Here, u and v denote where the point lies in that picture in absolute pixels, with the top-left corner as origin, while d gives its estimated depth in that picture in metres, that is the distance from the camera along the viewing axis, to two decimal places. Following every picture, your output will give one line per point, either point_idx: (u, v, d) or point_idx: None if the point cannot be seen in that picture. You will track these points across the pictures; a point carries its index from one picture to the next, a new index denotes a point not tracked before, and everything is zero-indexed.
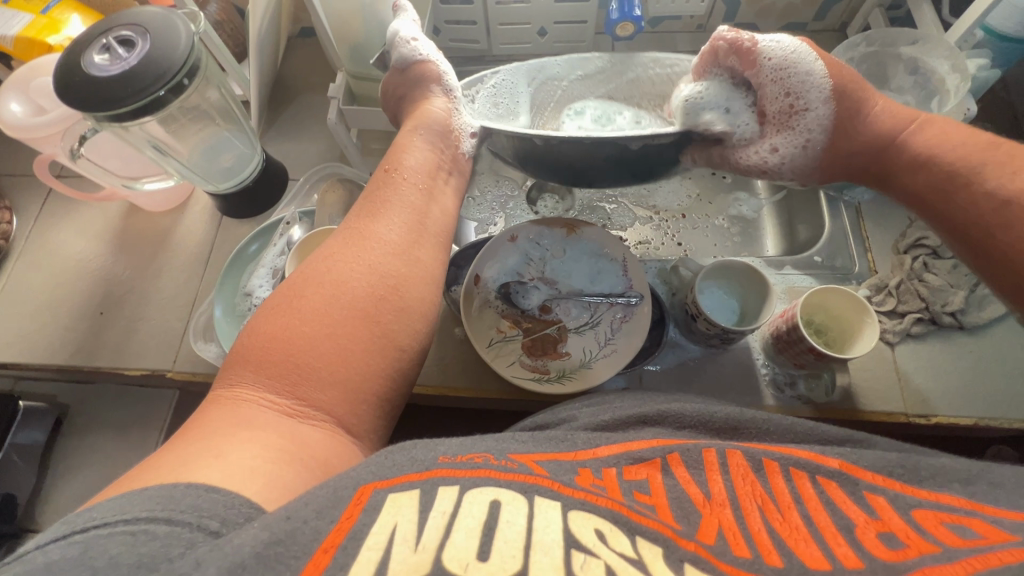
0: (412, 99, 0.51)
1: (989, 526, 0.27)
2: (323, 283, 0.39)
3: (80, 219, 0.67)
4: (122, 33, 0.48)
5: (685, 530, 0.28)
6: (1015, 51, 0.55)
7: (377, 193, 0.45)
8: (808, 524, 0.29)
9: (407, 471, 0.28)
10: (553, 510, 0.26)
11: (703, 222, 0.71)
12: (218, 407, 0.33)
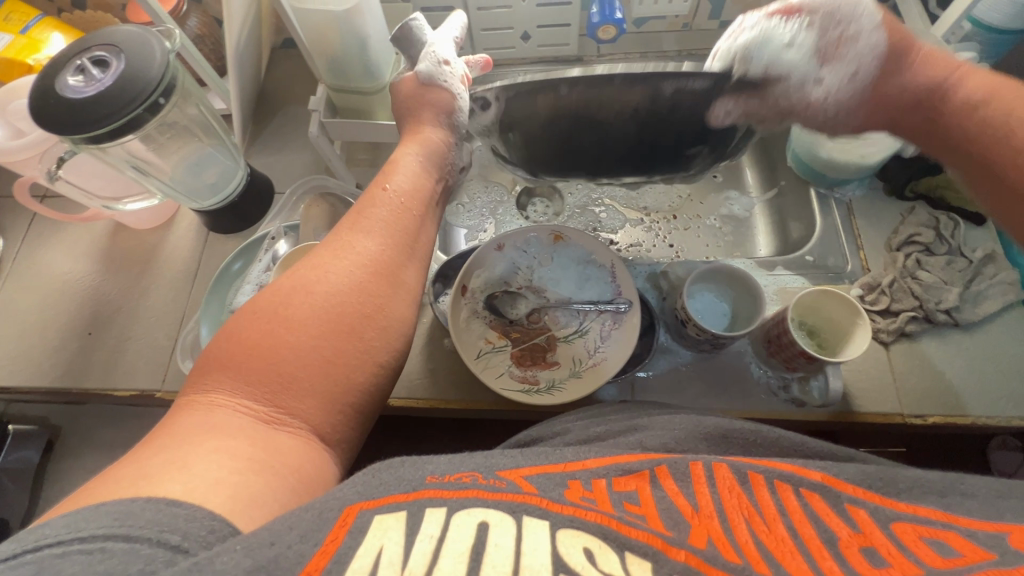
0: (419, 119, 0.50)
1: (966, 542, 0.27)
2: (311, 293, 0.37)
3: (67, 239, 0.67)
4: (96, 54, 0.48)
5: (675, 536, 0.26)
6: (1004, 42, 0.55)
7: (370, 206, 0.44)
8: (795, 539, 0.27)
9: (390, 492, 0.26)
10: (541, 529, 0.25)
11: (694, 222, 0.70)
12: (191, 412, 0.31)
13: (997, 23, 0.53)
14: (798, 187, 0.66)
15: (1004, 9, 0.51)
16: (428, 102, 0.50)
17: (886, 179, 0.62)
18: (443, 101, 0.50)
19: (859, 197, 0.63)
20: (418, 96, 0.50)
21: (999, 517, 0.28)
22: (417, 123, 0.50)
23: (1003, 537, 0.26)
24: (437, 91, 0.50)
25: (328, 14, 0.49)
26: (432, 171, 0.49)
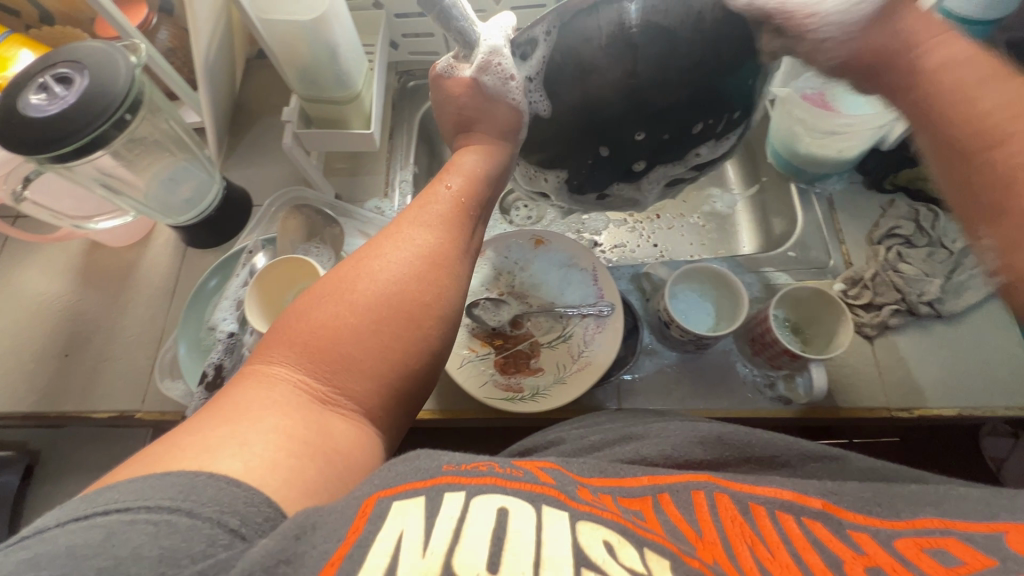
0: (478, 131, 0.46)
1: (966, 547, 0.26)
2: (375, 279, 0.35)
3: (43, 259, 0.66)
4: (59, 71, 0.47)
5: (686, 549, 0.25)
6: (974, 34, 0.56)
7: (430, 207, 0.40)
8: (801, 564, 0.26)
9: (410, 479, 0.25)
10: (562, 521, 0.24)
11: (678, 221, 0.70)
12: (250, 383, 0.30)
13: (969, 15, 0.54)
14: (779, 183, 0.66)
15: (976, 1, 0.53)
16: (489, 115, 0.46)
17: (865, 172, 0.62)
18: (505, 119, 0.45)
19: (840, 191, 0.63)
20: (479, 105, 0.46)
21: (989, 514, 0.28)
22: (478, 137, 0.46)
23: (1001, 538, 0.26)
24: (498, 109, 0.45)
25: (296, 25, 0.49)
26: (492, 183, 0.45)
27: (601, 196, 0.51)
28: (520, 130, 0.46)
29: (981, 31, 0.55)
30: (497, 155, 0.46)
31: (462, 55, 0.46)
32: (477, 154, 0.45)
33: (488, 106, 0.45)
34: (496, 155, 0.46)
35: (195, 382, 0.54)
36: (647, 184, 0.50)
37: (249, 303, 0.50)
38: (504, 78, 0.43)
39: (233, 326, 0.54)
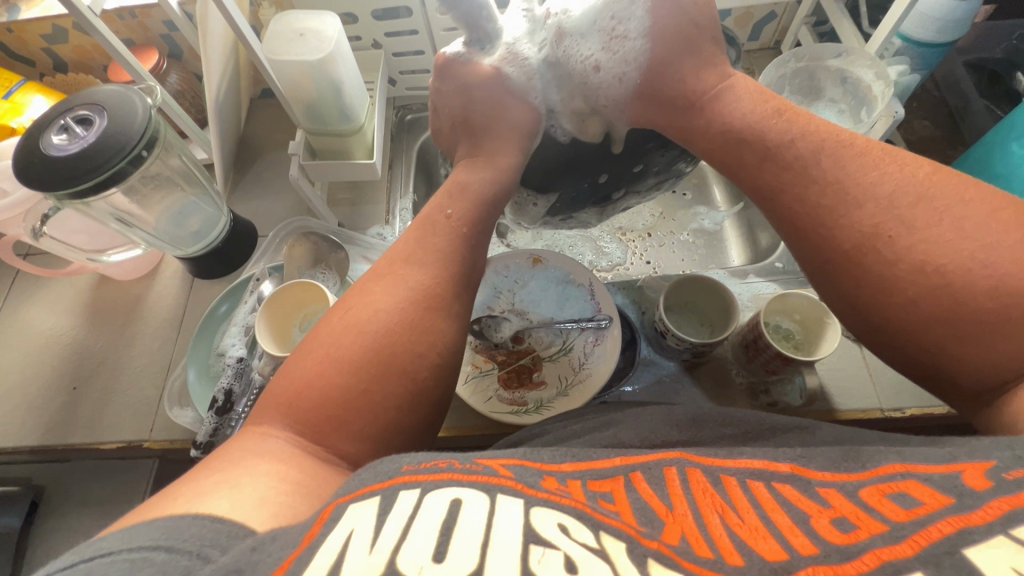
0: (493, 132, 0.47)
1: (925, 488, 0.24)
2: (359, 334, 0.35)
3: (52, 295, 0.68)
4: (79, 113, 0.49)
5: (647, 530, 0.24)
6: (933, 56, 0.60)
7: (419, 243, 0.41)
8: (767, 522, 0.24)
9: (370, 482, 0.24)
10: (513, 506, 0.23)
11: (669, 238, 0.73)
12: (243, 440, 0.32)
13: (924, 38, 0.59)
14: None
15: (929, 26, 0.57)
16: (504, 116, 0.48)
17: None
18: (521, 120, 0.48)
19: None
20: (496, 100, 0.48)
21: (952, 459, 0.25)
22: (493, 137, 0.47)
23: (957, 476, 0.24)
24: (512, 109, 0.48)
25: (303, 64, 0.52)
26: (506, 189, 0.46)
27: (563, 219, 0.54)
28: (531, 131, 0.49)
29: (939, 52, 0.60)
30: (506, 161, 0.46)
31: (473, 47, 0.49)
32: (485, 159, 0.46)
33: (505, 102, 0.48)
34: (505, 160, 0.46)
35: (204, 407, 0.54)
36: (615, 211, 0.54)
37: (259, 326, 0.51)
38: (527, 73, 0.49)
39: (242, 352, 0.55)
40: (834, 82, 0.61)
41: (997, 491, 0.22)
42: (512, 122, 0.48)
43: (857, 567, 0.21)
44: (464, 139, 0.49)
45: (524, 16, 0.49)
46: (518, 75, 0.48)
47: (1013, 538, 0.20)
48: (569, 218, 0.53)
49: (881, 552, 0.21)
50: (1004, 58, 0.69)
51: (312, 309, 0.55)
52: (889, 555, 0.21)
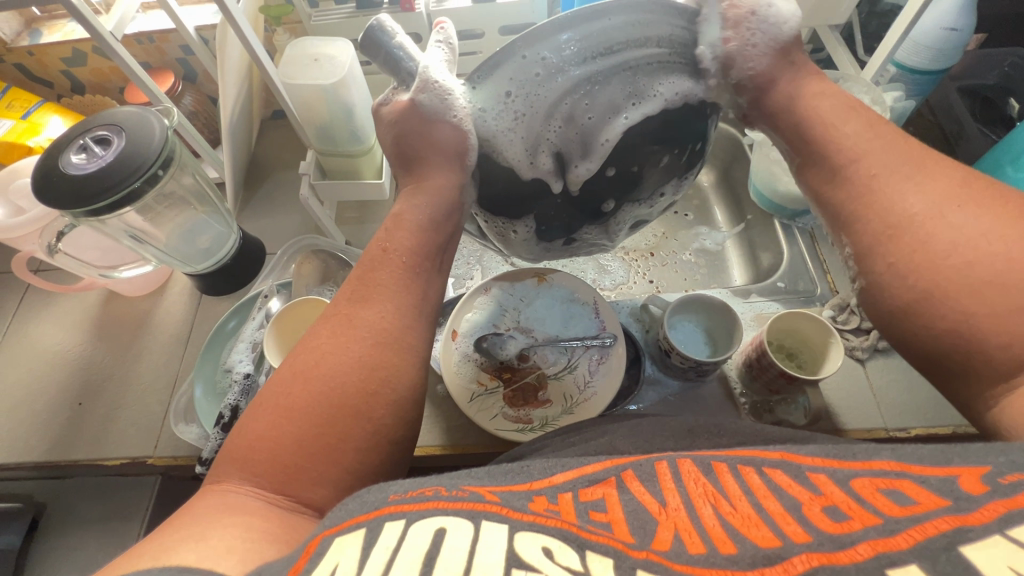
0: (422, 160, 0.39)
1: (920, 488, 0.23)
2: (309, 380, 0.32)
3: (62, 311, 0.69)
4: (98, 133, 0.51)
5: (637, 541, 0.22)
6: (927, 83, 0.62)
7: (361, 279, 0.37)
8: (764, 517, 0.23)
9: (357, 512, 0.23)
10: (499, 533, 0.21)
11: (671, 258, 0.74)
12: (207, 494, 0.30)
13: (917, 65, 0.60)
14: (763, 221, 0.70)
15: (922, 53, 0.59)
16: (431, 140, 0.38)
17: None
18: (449, 142, 0.37)
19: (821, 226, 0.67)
20: (419, 128, 0.38)
21: (947, 460, 0.24)
22: (425, 169, 0.39)
23: (954, 481, 0.23)
24: (438, 129, 0.37)
25: (317, 88, 0.54)
26: (447, 223, 0.39)
27: (567, 243, 0.45)
28: (466, 151, 0.37)
29: (933, 79, 0.62)
30: (440, 195, 0.38)
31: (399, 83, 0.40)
32: (418, 196, 0.39)
33: (429, 127, 0.37)
34: (437, 196, 0.38)
35: (211, 424, 0.54)
36: (614, 227, 0.44)
37: (267, 343, 0.52)
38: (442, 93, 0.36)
39: (249, 367, 0.55)
40: None
41: (993, 494, 0.21)
42: (436, 152, 0.38)
43: (852, 556, 0.20)
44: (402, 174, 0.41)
45: (441, 46, 0.38)
46: (429, 99, 0.36)
47: (1009, 537, 0.20)
48: (573, 239, 0.44)
49: (877, 543, 0.21)
50: (998, 85, 0.72)
51: None
52: (884, 546, 0.20)
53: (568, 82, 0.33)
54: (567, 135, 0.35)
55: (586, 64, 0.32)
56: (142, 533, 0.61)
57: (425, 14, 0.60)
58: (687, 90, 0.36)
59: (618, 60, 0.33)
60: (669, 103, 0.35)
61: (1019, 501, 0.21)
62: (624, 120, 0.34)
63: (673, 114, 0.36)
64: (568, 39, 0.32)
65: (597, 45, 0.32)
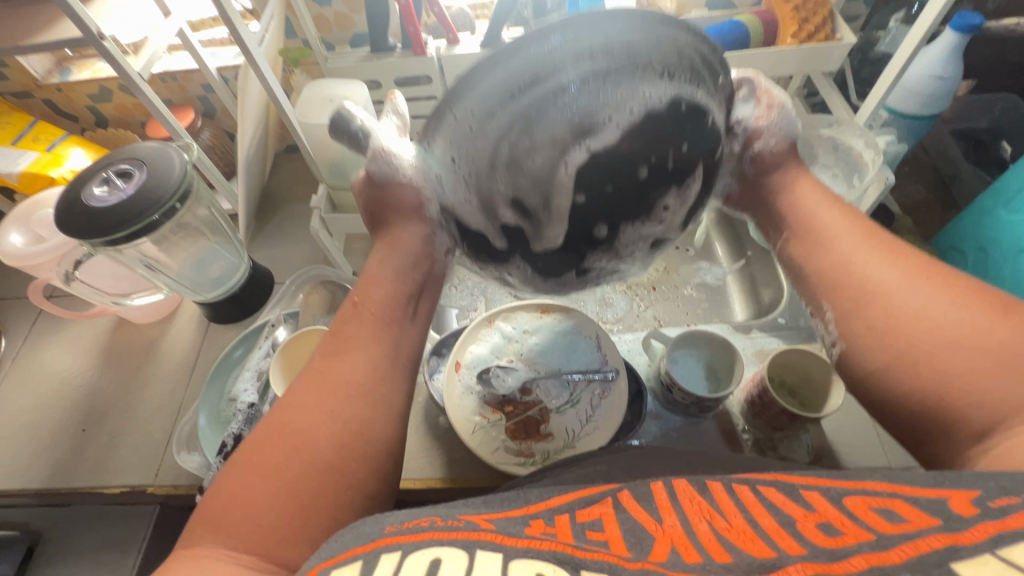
0: (388, 221, 0.41)
1: (912, 507, 0.23)
2: (282, 434, 0.32)
3: (72, 336, 0.70)
4: (121, 167, 0.53)
5: (632, 553, 0.23)
6: (919, 127, 0.64)
7: (335, 335, 0.37)
8: (760, 531, 0.23)
9: (353, 546, 0.23)
10: (493, 562, 0.21)
11: (673, 292, 0.75)
12: (176, 562, 0.29)
13: (909, 110, 0.63)
14: (763, 258, 0.72)
15: (912, 100, 0.62)
16: (391, 202, 0.41)
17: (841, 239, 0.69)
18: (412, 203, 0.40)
19: None
20: (383, 195, 0.41)
21: (940, 485, 0.24)
22: (393, 229, 0.41)
23: (944, 502, 0.23)
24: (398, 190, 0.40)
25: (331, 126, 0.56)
26: (420, 272, 0.41)
27: (579, 274, 0.38)
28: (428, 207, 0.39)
29: (925, 125, 0.64)
30: (409, 248, 0.40)
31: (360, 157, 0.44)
32: (389, 252, 0.40)
33: (391, 192, 0.41)
34: (410, 248, 0.40)
35: (214, 453, 0.54)
36: (628, 249, 0.37)
37: (272, 373, 0.52)
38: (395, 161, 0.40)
39: (253, 397, 0.55)
40: (827, 151, 0.63)
41: (983, 517, 0.21)
42: (399, 210, 0.41)
43: (845, 565, 0.20)
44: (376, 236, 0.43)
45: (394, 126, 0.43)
46: (384, 166, 0.40)
47: (1000, 557, 0.19)
48: (586, 268, 0.37)
49: (871, 556, 0.21)
50: (989, 128, 0.72)
51: None
52: (878, 560, 0.21)
53: (500, 125, 0.30)
54: (516, 183, 0.31)
55: (515, 99, 0.29)
56: (138, 563, 0.60)
57: (435, 58, 0.63)
58: (651, 99, 0.29)
59: (548, 85, 0.29)
60: (631, 126, 0.29)
61: (1009, 523, 0.21)
62: (576, 154, 0.30)
63: (645, 133, 0.30)
64: (487, 86, 0.30)
65: (525, 78, 0.29)
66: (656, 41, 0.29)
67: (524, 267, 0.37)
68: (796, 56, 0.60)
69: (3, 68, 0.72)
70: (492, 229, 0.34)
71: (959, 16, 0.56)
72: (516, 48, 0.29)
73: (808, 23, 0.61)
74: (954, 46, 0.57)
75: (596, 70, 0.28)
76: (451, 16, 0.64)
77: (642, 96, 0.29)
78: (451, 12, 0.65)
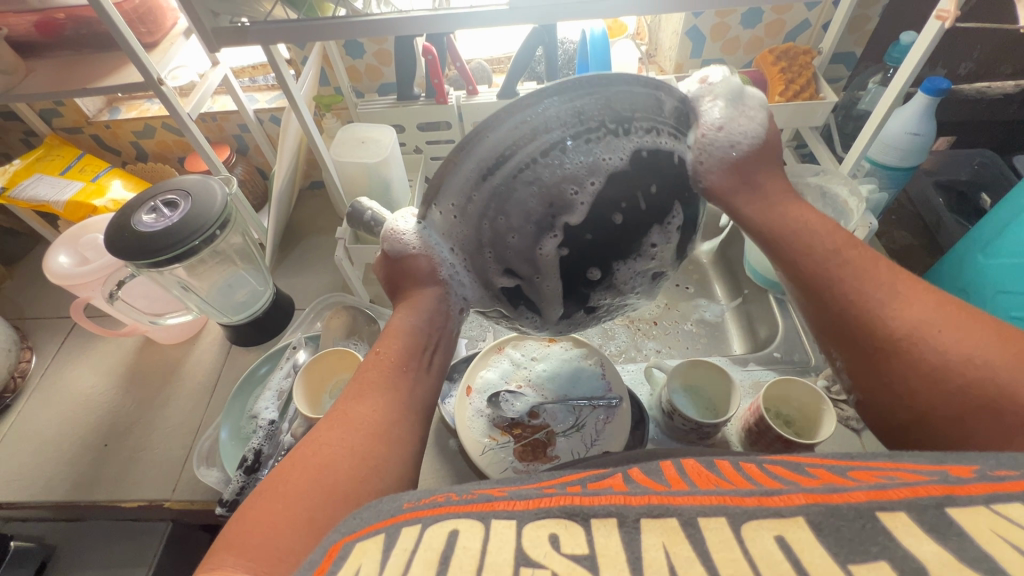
0: (407, 288, 0.42)
1: (913, 471, 0.24)
2: (305, 467, 0.32)
3: (99, 355, 0.73)
4: (168, 197, 0.58)
5: (633, 490, 0.24)
6: (900, 177, 0.69)
7: (356, 380, 0.38)
8: (755, 482, 0.24)
9: (372, 521, 0.25)
10: (508, 528, 0.22)
11: (673, 327, 0.78)
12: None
13: (889, 162, 0.68)
14: (758, 296, 0.76)
15: (890, 152, 0.67)
16: (409, 272, 0.41)
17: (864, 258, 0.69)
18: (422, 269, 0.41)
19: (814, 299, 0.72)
20: (397, 265, 0.42)
21: (939, 462, 0.25)
22: (410, 289, 0.42)
23: (945, 470, 0.24)
24: (411, 260, 0.41)
25: (361, 164, 0.62)
26: (436, 329, 0.41)
27: (589, 311, 0.42)
28: (440, 270, 0.41)
29: (905, 174, 0.69)
30: (424, 305, 0.41)
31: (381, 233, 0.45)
32: (406, 311, 0.41)
33: (404, 261, 0.41)
34: (425, 303, 0.41)
35: (234, 466, 0.57)
36: (628, 285, 0.41)
37: (295, 391, 0.55)
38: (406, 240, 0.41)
39: (274, 415, 0.59)
40: (816, 195, 0.68)
41: (980, 479, 0.23)
42: (414, 275, 0.41)
43: (846, 498, 0.22)
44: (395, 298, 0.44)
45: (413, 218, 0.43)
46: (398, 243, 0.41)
47: (994, 509, 0.21)
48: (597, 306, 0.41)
49: (879, 493, 0.22)
50: (969, 180, 0.78)
51: (343, 377, 0.59)
52: (878, 495, 0.22)
53: (478, 206, 0.35)
54: (502, 254, 0.36)
55: (485, 181, 0.34)
56: None
57: (456, 106, 0.69)
58: (609, 163, 0.34)
59: (512, 164, 0.33)
60: (596, 193, 0.34)
61: (1006, 488, 0.22)
62: (550, 226, 0.35)
63: (610, 195, 0.34)
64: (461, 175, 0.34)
65: (490, 161, 0.33)
66: (602, 101, 0.33)
67: (530, 315, 0.41)
68: (783, 111, 0.66)
69: (58, 106, 0.79)
70: (495, 295, 0.40)
71: (929, 80, 0.62)
72: (478, 134, 0.33)
73: (794, 84, 0.67)
74: (927, 107, 0.63)
75: (554, 144, 0.33)
76: (471, 70, 0.71)
77: (598, 165, 0.33)
78: (470, 66, 0.72)
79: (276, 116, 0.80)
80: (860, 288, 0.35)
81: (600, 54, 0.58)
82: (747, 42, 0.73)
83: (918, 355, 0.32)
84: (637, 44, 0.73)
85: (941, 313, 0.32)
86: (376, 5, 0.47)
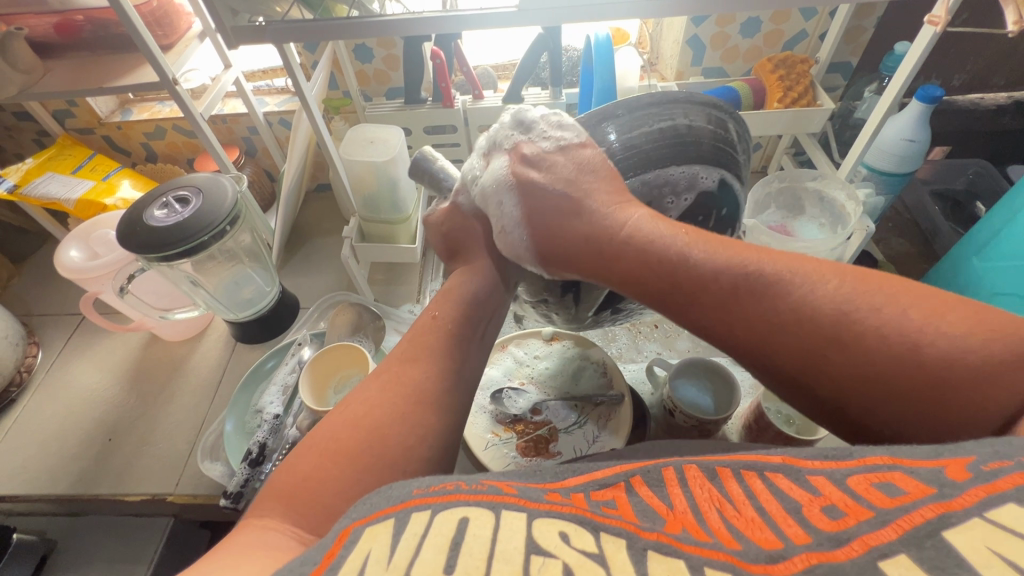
0: (465, 253, 0.45)
1: (907, 478, 0.21)
2: (311, 453, 0.31)
3: (104, 352, 0.74)
4: (180, 194, 0.60)
5: (646, 525, 0.22)
6: (897, 183, 0.71)
7: (409, 342, 0.38)
8: (771, 530, 0.21)
9: (384, 504, 0.23)
10: (517, 519, 0.21)
11: (674, 330, 0.79)
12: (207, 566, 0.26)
13: (885, 168, 0.70)
14: None
15: (887, 159, 0.69)
16: (473, 236, 0.44)
17: None
18: (492, 235, 0.44)
19: None
20: (461, 227, 0.45)
21: (935, 456, 0.22)
22: (473, 255, 0.44)
23: (940, 471, 0.21)
24: (481, 225, 0.44)
25: (369, 164, 0.63)
26: (493, 299, 0.43)
27: (614, 311, 0.45)
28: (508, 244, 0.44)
29: (901, 180, 0.71)
30: (485, 275, 0.43)
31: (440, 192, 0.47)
32: (465, 277, 0.43)
33: (469, 224, 0.44)
34: (486, 268, 0.43)
35: (238, 459, 0.57)
36: None
37: (301, 383, 0.55)
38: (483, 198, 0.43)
39: (279, 408, 0.59)
40: (816, 200, 0.70)
41: (976, 481, 0.20)
42: (483, 242, 0.44)
43: (847, 554, 0.19)
44: (450, 261, 0.46)
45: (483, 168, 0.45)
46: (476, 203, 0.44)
47: (989, 520, 0.18)
48: (618, 310, 0.44)
49: (869, 538, 0.19)
50: (964, 190, 0.79)
51: (349, 372, 0.59)
52: (876, 540, 0.19)
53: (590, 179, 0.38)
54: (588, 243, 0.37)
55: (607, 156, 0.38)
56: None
57: (462, 110, 0.70)
58: (705, 182, 0.38)
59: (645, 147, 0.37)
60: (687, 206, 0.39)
61: (999, 486, 0.19)
62: None
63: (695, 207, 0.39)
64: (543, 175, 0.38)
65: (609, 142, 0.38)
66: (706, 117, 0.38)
67: (565, 304, 0.44)
68: (783, 116, 0.68)
69: (72, 106, 0.81)
70: (551, 282, 0.42)
71: (923, 88, 0.63)
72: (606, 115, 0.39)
73: (792, 91, 0.69)
74: (922, 114, 0.65)
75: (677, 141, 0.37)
76: (478, 75, 0.73)
77: (696, 183, 0.38)
78: (477, 71, 0.74)
79: (285, 119, 0.81)
80: (747, 314, 0.31)
81: (603, 57, 0.58)
82: (746, 51, 0.75)
83: (835, 368, 0.28)
84: (639, 51, 0.75)
85: (847, 294, 0.29)
86: (387, 6, 0.49)
